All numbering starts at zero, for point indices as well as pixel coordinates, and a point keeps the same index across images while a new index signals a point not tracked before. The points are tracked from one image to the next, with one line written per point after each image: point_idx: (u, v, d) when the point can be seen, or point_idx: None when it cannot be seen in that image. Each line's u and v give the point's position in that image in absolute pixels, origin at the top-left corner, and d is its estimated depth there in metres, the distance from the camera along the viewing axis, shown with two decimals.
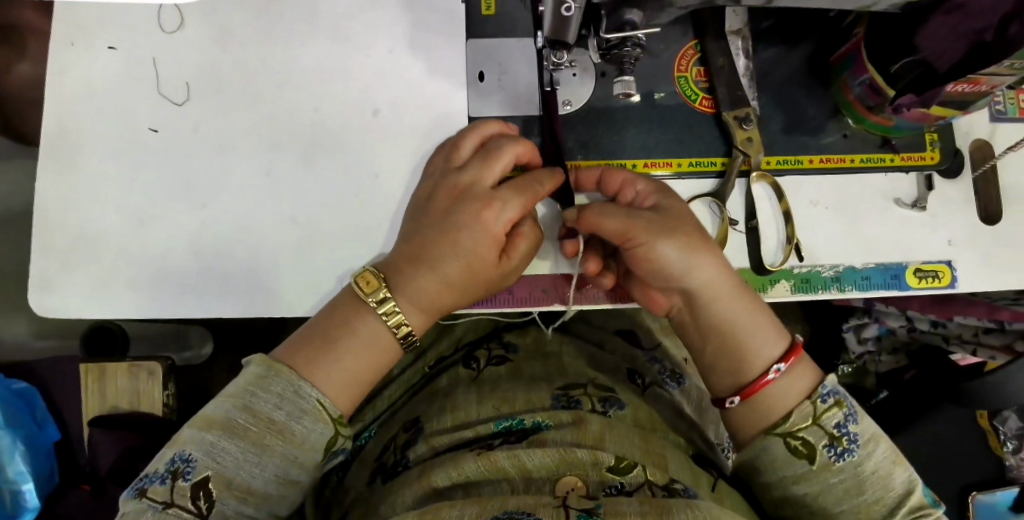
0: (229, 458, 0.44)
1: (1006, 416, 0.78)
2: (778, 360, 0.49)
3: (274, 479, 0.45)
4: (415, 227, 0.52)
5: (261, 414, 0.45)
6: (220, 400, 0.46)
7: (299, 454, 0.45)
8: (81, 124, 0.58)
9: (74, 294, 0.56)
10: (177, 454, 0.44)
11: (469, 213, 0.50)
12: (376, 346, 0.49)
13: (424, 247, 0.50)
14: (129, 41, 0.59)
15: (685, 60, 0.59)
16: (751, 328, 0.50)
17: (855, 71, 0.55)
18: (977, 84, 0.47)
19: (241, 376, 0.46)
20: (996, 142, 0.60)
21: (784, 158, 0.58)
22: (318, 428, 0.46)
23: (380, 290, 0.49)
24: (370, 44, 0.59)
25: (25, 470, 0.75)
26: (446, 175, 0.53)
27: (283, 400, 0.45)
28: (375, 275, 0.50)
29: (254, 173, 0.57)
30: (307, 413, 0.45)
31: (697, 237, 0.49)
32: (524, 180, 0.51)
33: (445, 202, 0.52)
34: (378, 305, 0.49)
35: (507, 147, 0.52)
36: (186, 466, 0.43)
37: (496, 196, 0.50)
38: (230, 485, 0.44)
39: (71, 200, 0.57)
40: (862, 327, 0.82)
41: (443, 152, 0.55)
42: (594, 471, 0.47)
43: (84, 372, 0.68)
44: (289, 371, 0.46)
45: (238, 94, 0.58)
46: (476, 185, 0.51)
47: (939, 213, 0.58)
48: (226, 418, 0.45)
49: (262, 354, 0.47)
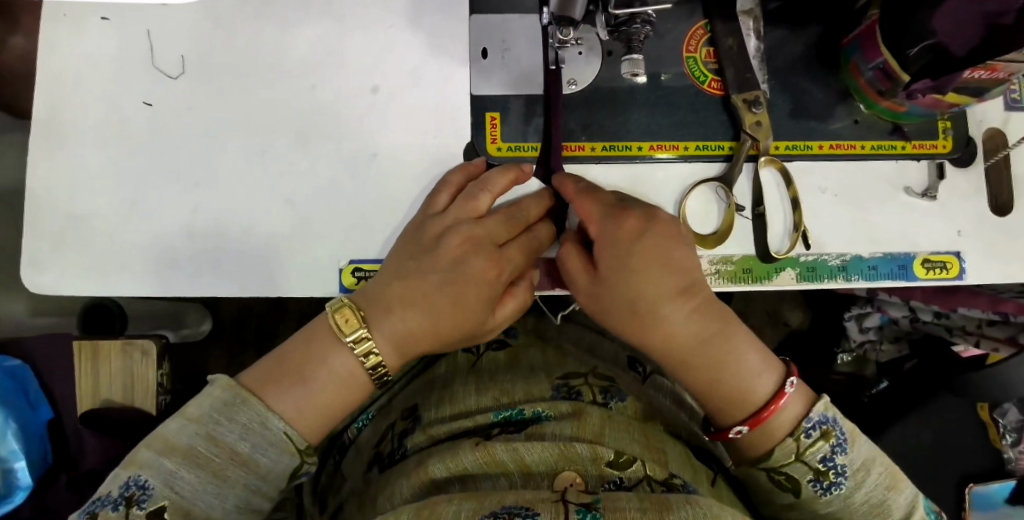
0: (190, 488, 0.43)
1: (1006, 408, 0.77)
2: (742, 422, 0.48)
3: (236, 507, 0.45)
4: (416, 265, 0.51)
5: (225, 445, 0.44)
6: (182, 423, 0.45)
7: (262, 485, 0.45)
8: (73, 98, 0.56)
9: (64, 272, 0.55)
10: (133, 478, 0.43)
11: (477, 271, 0.51)
12: (348, 383, 0.49)
13: (419, 289, 0.50)
14: (121, 11, 0.57)
15: (694, 40, 0.58)
16: (728, 375, 0.49)
17: (866, 55, 0.53)
18: (994, 71, 0.46)
19: (204, 400, 0.45)
20: (1009, 131, 0.59)
21: (794, 143, 0.57)
22: (284, 459, 0.46)
23: (360, 329, 0.49)
24: (369, 19, 0.58)
25: (17, 449, 0.70)
26: (460, 221, 0.52)
27: (247, 432, 0.45)
28: (355, 314, 0.49)
29: (247, 151, 0.56)
30: (273, 445, 0.45)
31: (655, 292, 0.49)
32: (529, 237, 0.54)
33: (455, 249, 0.51)
34: (356, 345, 0.48)
35: (531, 212, 0.53)
36: (142, 494, 0.43)
37: (505, 257, 0.52)
38: (188, 514, 0.43)
39: (63, 179, 0.56)
40: (863, 316, 0.81)
41: (446, 191, 0.54)
42: (593, 466, 0.47)
43: (76, 349, 0.67)
44: (257, 403, 0.45)
45: (235, 67, 0.57)
46: (488, 240, 0.52)
47: (948, 202, 0.57)
48: (189, 445, 0.44)
49: (228, 377, 0.46)
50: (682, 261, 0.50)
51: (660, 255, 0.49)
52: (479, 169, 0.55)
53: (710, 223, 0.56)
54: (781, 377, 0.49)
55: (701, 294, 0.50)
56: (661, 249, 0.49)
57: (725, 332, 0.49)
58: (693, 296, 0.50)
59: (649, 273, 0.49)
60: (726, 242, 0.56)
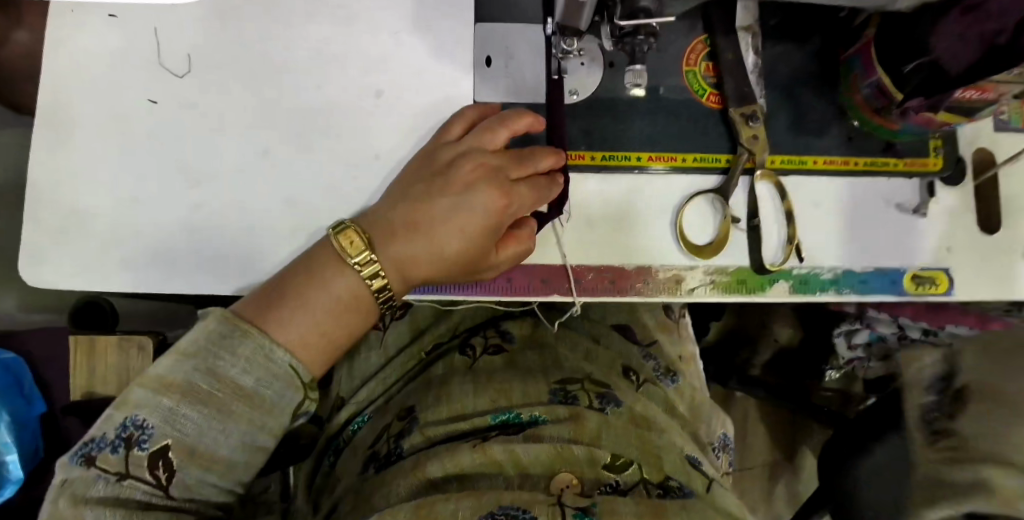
0: (192, 426, 0.42)
1: None
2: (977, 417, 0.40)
3: (240, 446, 0.44)
4: (426, 189, 0.52)
5: (228, 379, 0.43)
6: (176, 359, 0.43)
7: (267, 421, 0.44)
8: (78, 92, 0.57)
9: (63, 263, 0.55)
10: (129, 418, 0.41)
11: (484, 199, 0.51)
12: (348, 305, 0.48)
13: (428, 215, 0.51)
14: (131, 10, 0.58)
15: (695, 54, 0.59)
16: None
17: (864, 71, 0.54)
18: (985, 91, 0.47)
19: (200, 334, 0.44)
20: (998, 152, 0.60)
21: (790, 157, 0.58)
22: (288, 394, 0.45)
23: (365, 253, 0.49)
24: (375, 24, 0.58)
25: (10, 442, 0.69)
26: (472, 148, 0.53)
27: (252, 364, 0.44)
28: (360, 238, 0.49)
29: (250, 146, 0.56)
30: (279, 378, 0.45)
31: None
32: (541, 181, 0.54)
33: (467, 175, 0.52)
34: (362, 267, 0.48)
35: (541, 160, 0.54)
36: (141, 434, 0.41)
37: (514, 190, 0.52)
38: (192, 455, 0.42)
39: (65, 168, 0.56)
40: (852, 333, 0.82)
41: (462, 122, 0.55)
42: (589, 469, 0.48)
43: (74, 345, 0.67)
44: (259, 335, 0.44)
45: (241, 66, 0.57)
46: (501, 170, 0.53)
47: (937, 219, 0.58)
48: (188, 381, 0.42)
49: (222, 311, 0.45)
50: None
51: None
52: (495, 113, 0.57)
53: (706, 231, 0.57)
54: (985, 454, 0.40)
55: None
56: None
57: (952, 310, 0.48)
58: None
59: None
60: (721, 253, 0.56)
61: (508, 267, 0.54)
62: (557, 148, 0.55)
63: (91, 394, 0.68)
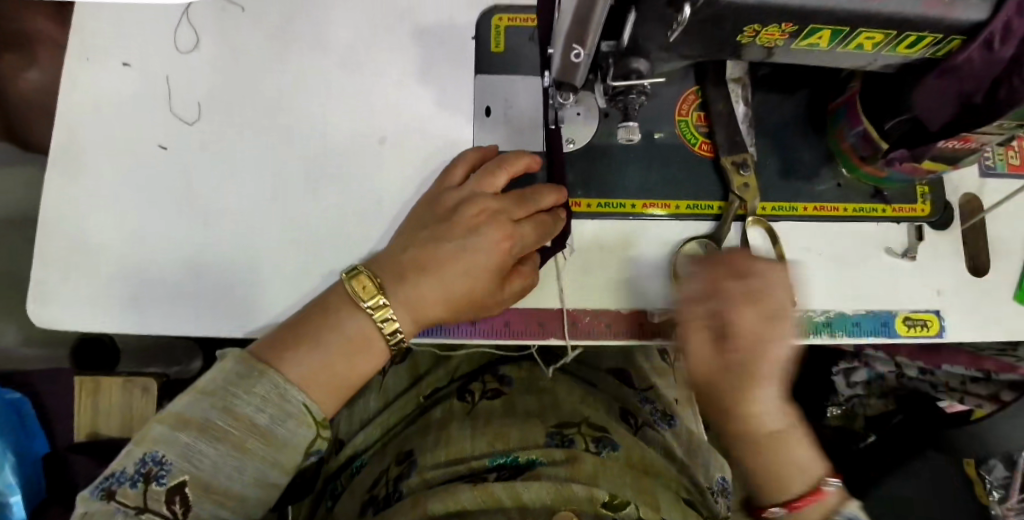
0: (208, 461, 0.43)
1: (992, 464, 0.78)
2: (779, 506, 0.44)
3: (253, 481, 0.44)
4: (431, 233, 0.53)
5: (243, 416, 0.44)
6: (195, 397, 0.44)
7: (280, 457, 0.45)
8: (90, 137, 0.59)
9: (70, 305, 0.56)
10: (149, 454, 0.42)
11: (489, 239, 0.52)
12: (358, 345, 0.49)
13: (434, 257, 0.52)
14: (144, 60, 0.60)
15: (687, 105, 0.61)
16: (795, 456, 0.44)
17: (851, 121, 0.56)
18: (967, 140, 0.48)
19: (218, 373, 0.45)
20: (984, 196, 0.62)
21: (780, 205, 0.60)
22: (301, 431, 0.45)
23: (378, 296, 0.50)
24: (380, 76, 0.61)
25: (15, 483, 0.66)
26: (476, 193, 0.55)
27: (266, 403, 0.45)
28: (372, 282, 0.50)
29: (257, 192, 0.58)
30: (292, 417, 0.45)
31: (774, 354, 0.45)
32: (544, 218, 0.55)
33: (471, 219, 0.53)
34: (374, 310, 0.49)
35: (545, 198, 0.55)
36: (160, 469, 0.42)
37: (516, 231, 0.53)
38: (208, 489, 0.42)
39: (74, 210, 0.58)
40: (851, 371, 0.81)
41: (462, 166, 0.57)
42: (589, 507, 0.50)
43: (79, 386, 0.71)
44: (274, 373, 0.45)
45: (249, 115, 0.59)
46: (504, 214, 0.54)
47: (927, 263, 0.60)
48: (205, 419, 0.43)
49: (239, 350, 0.46)
50: (729, 290, 0.45)
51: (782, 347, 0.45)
52: (494, 155, 0.58)
53: None
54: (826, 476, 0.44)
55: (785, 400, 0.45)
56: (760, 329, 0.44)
57: (761, 331, 0.44)
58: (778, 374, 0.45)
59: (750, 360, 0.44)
60: None
61: (515, 300, 0.56)
62: (559, 185, 0.57)
63: (95, 434, 0.71)
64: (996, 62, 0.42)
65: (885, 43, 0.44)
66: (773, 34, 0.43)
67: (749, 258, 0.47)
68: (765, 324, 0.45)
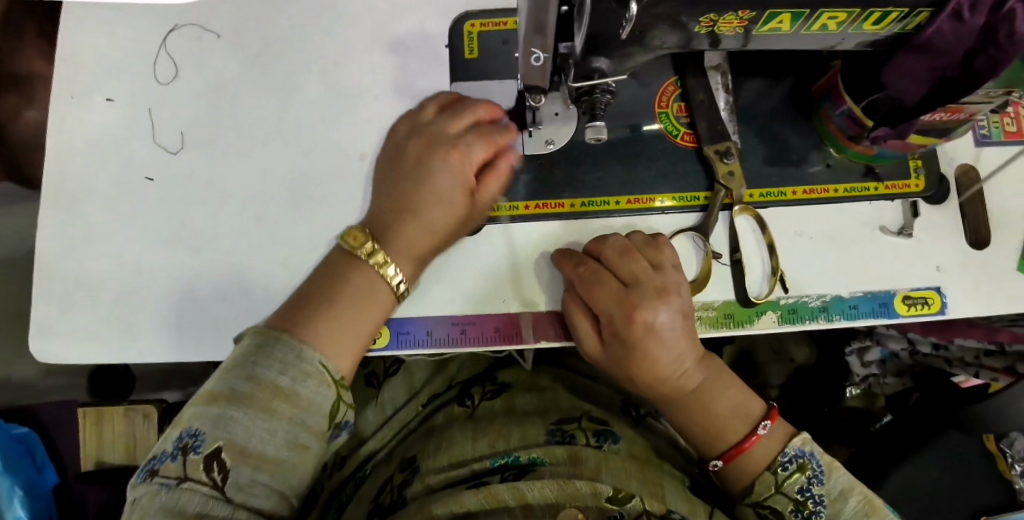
0: (240, 426, 0.43)
1: (1013, 437, 0.67)
2: (718, 457, 0.54)
3: (286, 444, 0.44)
4: (393, 181, 0.55)
5: (266, 380, 0.44)
6: (221, 375, 0.45)
7: (308, 418, 0.45)
8: (79, 172, 0.60)
9: (69, 337, 0.57)
10: (186, 431, 0.43)
11: (439, 161, 0.54)
12: (368, 298, 0.51)
13: (405, 203, 0.53)
14: (127, 93, 0.61)
15: (666, 96, 0.60)
16: (711, 407, 0.54)
17: (835, 101, 0.55)
18: (955, 112, 0.47)
19: (239, 352, 0.46)
20: (980, 166, 0.61)
21: (768, 190, 0.59)
22: (322, 390, 0.46)
23: (367, 243, 0.52)
24: (358, 91, 0.61)
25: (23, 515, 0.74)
26: (413, 130, 0.56)
27: (286, 367, 0.45)
28: (363, 233, 0.52)
29: (242, 213, 0.59)
30: (311, 376, 0.45)
31: (683, 337, 0.53)
32: (485, 129, 0.55)
33: (416, 153, 0.55)
34: (368, 257, 0.51)
35: (472, 109, 0.56)
36: (196, 440, 0.42)
37: (461, 145, 0.54)
38: (244, 452, 0.42)
39: (67, 245, 0.58)
40: (864, 350, 0.77)
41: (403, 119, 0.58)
42: (594, 502, 0.49)
43: (83, 415, 0.73)
44: (288, 337, 0.46)
45: (229, 139, 0.60)
46: (441, 135, 0.55)
47: (925, 239, 0.59)
48: (230, 388, 0.43)
49: (252, 327, 0.47)
50: (608, 295, 0.53)
51: (689, 335, 0.53)
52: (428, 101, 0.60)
53: (689, 271, 0.57)
54: (758, 417, 0.54)
55: (696, 355, 0.54)
56: (652, 305, 0.52)
57: (649, 327, 0.52)
58: (694, 343, 0.54)
59: (648, 350, 0.52)
60: (706, 289, 0.57)
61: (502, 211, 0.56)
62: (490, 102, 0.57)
63: (101, 463, 0.74)
64: (969, 30, 0.40)
65: (850, 21, 0.43)
66: (732, 21, 0.42)
67: (621, 260, 0.54)
68: (648, 297, 0.52)
